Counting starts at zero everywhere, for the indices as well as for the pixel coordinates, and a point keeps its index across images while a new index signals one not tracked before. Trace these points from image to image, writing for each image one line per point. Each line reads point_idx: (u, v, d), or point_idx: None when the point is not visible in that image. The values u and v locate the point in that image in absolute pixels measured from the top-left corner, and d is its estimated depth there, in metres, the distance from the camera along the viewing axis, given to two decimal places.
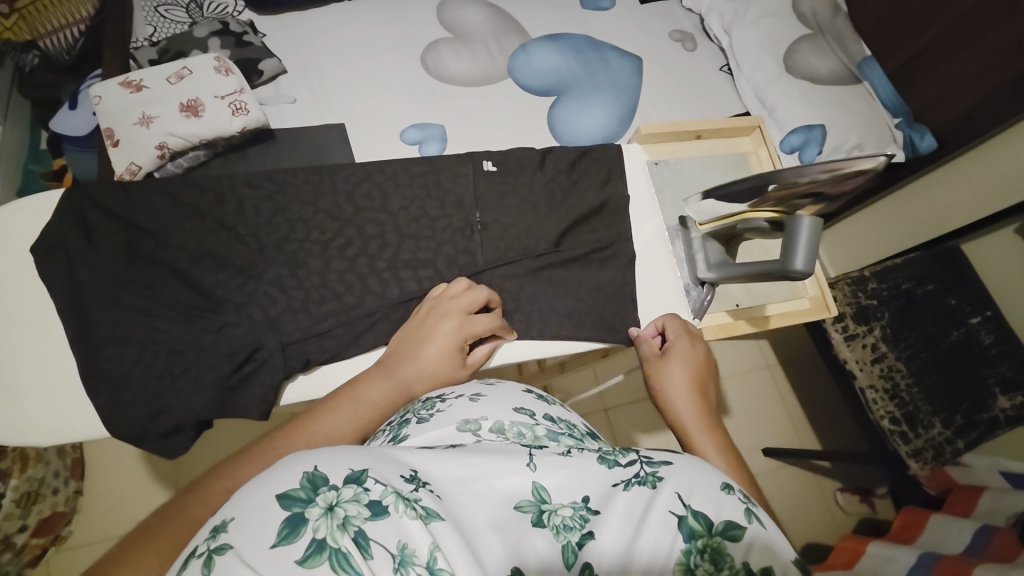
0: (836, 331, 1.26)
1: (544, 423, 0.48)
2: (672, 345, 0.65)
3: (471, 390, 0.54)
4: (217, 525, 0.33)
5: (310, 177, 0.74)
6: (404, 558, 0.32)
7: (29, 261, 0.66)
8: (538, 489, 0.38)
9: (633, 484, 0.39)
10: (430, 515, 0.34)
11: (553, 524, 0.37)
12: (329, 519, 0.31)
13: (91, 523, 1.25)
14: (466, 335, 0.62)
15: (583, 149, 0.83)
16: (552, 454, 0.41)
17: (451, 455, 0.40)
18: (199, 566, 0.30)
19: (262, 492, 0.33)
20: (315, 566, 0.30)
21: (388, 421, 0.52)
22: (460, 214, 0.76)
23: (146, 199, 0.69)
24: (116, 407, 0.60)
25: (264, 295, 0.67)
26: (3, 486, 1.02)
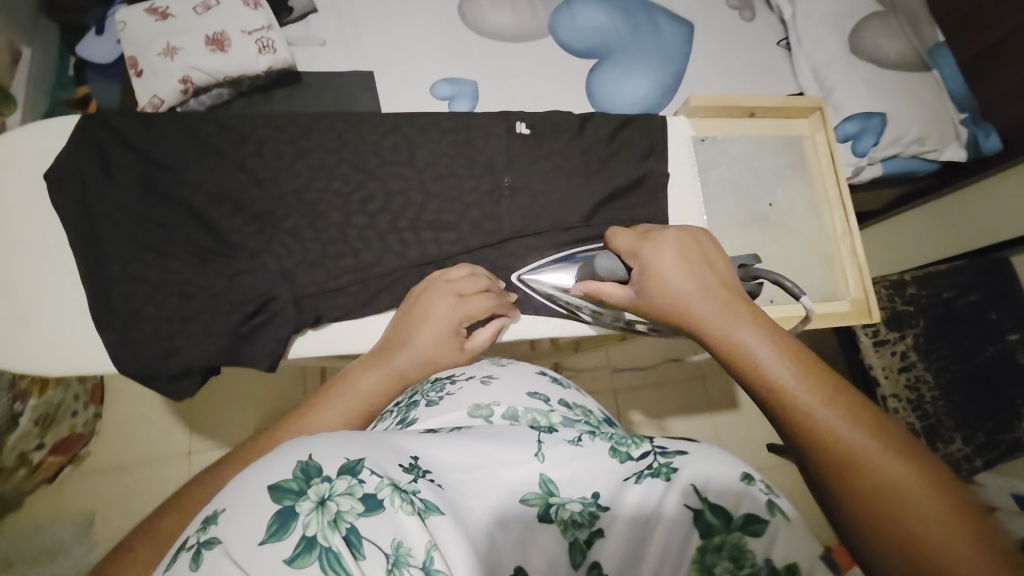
0: (866, 334, 1.24)
1: (558, 410, 0.46)
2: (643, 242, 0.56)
3: (483, 371, 0.51)
4: (207, 515, 0.31)
5: (334, 124, 0.70)
6: (399, 558, 0.29)
7: (39, 186, 0.63)
8: (546, 481, 0.36)
9: (645, 476, 0.36)
10: (428, 508, 0.32)
11: (561, 519, 0.34)
12: (322, 515, 0.30)
13: (107, 450, 1.33)
14: (460, 319, 0.59)
15: (626, 118, 0.77)
16: (563, 442, 0.39)
17: (457, 440, 0.38)
18: (188, 560, 0.29)
19: (252, 481, 0.31)
20: (304, 566, 0.28)
21: (396, 401, 0.50)
22: (489, 176, 0.71)
23: (164, 133, 0.65)
24: (124, 345, 0.59)
25: (280, 244, 0.64)
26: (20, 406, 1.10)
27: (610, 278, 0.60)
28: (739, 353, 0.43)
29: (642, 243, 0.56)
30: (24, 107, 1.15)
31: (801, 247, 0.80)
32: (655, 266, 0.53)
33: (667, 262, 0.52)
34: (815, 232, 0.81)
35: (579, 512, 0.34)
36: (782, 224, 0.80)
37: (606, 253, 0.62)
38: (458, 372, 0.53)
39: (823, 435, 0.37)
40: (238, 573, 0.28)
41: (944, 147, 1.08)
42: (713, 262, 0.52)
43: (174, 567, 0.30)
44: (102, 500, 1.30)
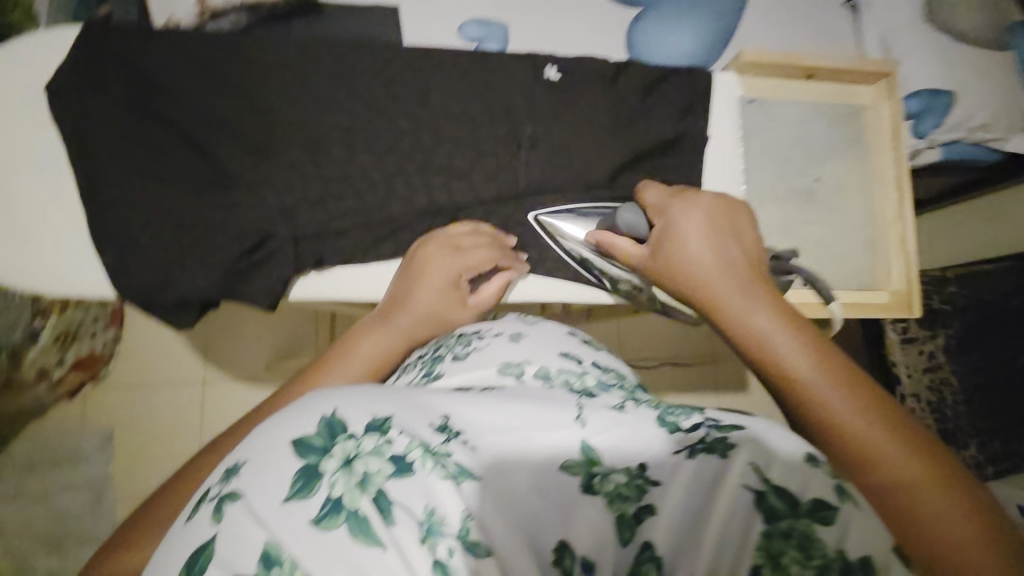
0: (894, 330, 1.17)
1: (592, 373, 0.44)
2: (674, 207, 0.54)
3: (511, 329, 0.49)
4: (229, 467, 0.32)
5: (346, 54, 0.65)
6: (432, 526, 0.30)
7: (37, 98, 0.60)
8: (588, 449, 0.34)
9: (699, 452, 0.34)
10: (461, 473, 0.32)
11: (606, 491, 0.33)
12: (348, 476, 0.30)
13: (126, 371, 1.39)
14: (459, 272, 0.58)
15: (664, 71, 0.70)
16: (605, 409, 0.37)
17: (492, 400, 0.37)
18: (210, 511, 0.30)
19: (274, 435, 0.32)
20: (331, 527, 0.29)
21: (419, 354, 0.49)
22: (508, 124, 0.66)
23: (166, 51, 0.62)
24: (121, 271, 0.57)
25: (282, 179, 0.61)
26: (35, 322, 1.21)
27: (631, 233, 0.57)
28: (754, 330, 0.41)
29: (672, 203, 0.54)
30: None
31: (844, 230, 0.73)
32: (682, 234, 0.51)
33: (695, 232, 0.50)
34: (863, 215, 0.74)
35: (624, 484, 0.32)
36: (827, 203, 0.73)
37: (631, 205, 0.59)
38: (485, 328, 0.51)
39: (814, 406, 0.36)
40: (263, 530, 0.29)
41: (1012, 134, 0.97)
42: (739, 237, 0.50)
43: (198, 514, 0.31)
44: (120, 415, 1.37)
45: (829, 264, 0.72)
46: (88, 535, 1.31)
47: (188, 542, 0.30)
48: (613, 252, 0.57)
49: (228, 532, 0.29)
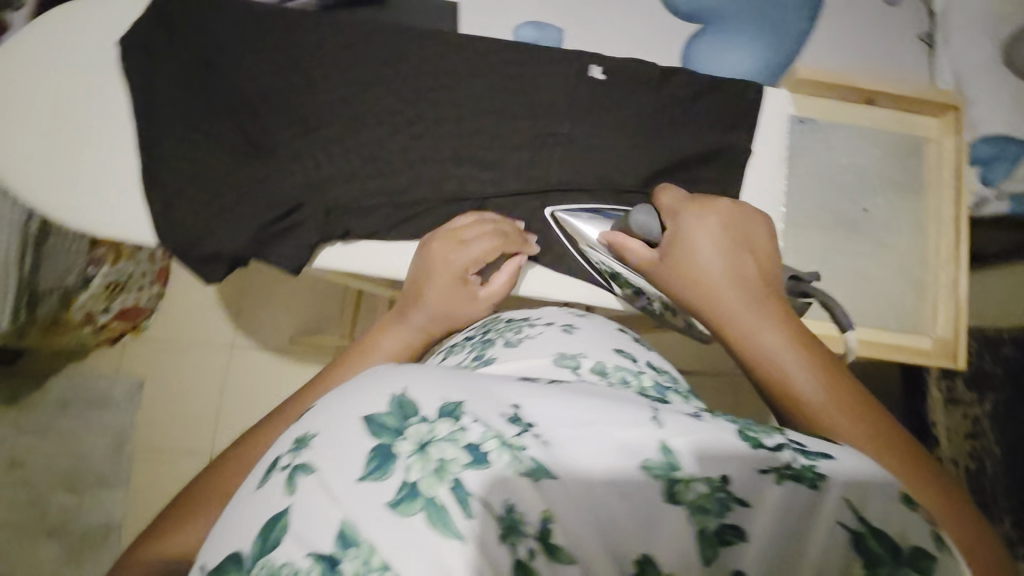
0: (939, 389, 1.11)
1: (647, 372, 0.47)
2: (685, 214, 0.54)
3: (562, 320, 0.54)
4: (300, 437, 0.33)
5: (397, 37, 0.66)
6: (513, 521, 0.29)
7: (107, 50, 0.64)
8: (667, 450, 0.31)
9: (787, 478, 0.31)
10: (538, 470, 0.31)
11: (689, 502, 0.30)
12: (423, 461, 0.30)
13: (165, 326, 1.51)
14: (464, 268, 0.58)
15: (713, 81, 0.68)
16: (681, 414, 0.35)
17: (560, 393, 0.35)
18: (282, 481, 0.31)
19: (345, 409, 0.33)
20: (407, 513, 0.29)
21: (467, 336, 0.54)
22: (546, 119, 0.66)
23: (231, 20, 0.65)
24: (163, 220, 0.60)
25: (321, 151, 0.63)
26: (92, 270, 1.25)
27: (642, 234, 0.56)
28: (767, 352, 0.44)
29: (686, 210, 0.54)
30: None
31: (890, 268, 0.70)
32: (696, 247, 0.52)
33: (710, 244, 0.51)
34: (915, 254, 0.70)
35: (707, 497, 0.30)
36: (874, 236, 0.70)
37: (645, 206, 0.57)
38: (534, 318, 0.56)
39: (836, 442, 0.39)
40: (337, 505, 0.29)
41: None
42: (755, 254, 0.52)
43: (268, 482, 0.31)
44: (150, 367, 1.49)
45: (868, 299, 0.69)
46: (110, 477, 1.43)
47: (262, 509, 0.30)
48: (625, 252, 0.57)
49: (303, 502, 0.29)
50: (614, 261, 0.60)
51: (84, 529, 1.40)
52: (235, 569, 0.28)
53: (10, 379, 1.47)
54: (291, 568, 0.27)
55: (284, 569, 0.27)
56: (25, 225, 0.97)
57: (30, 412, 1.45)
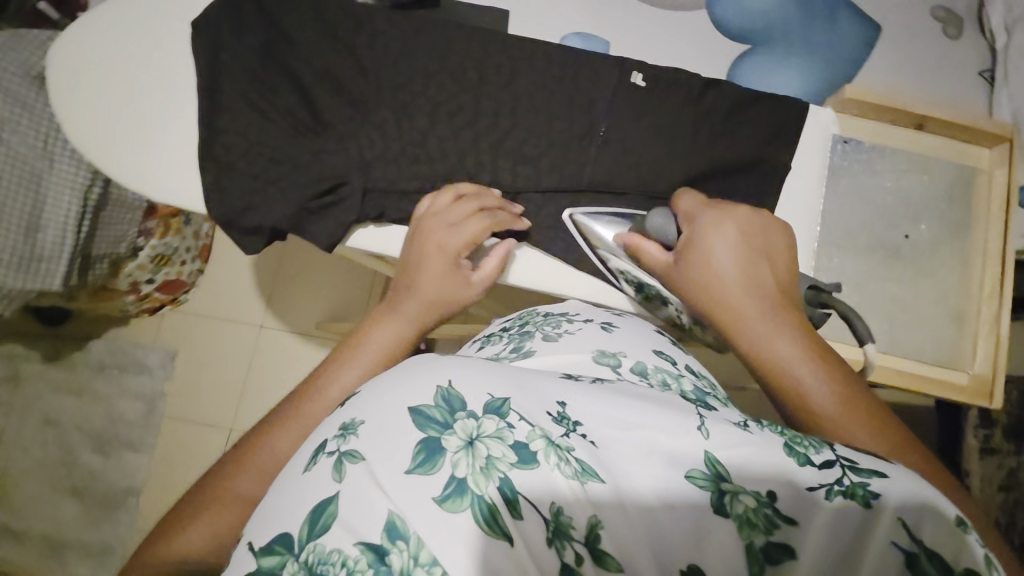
0: (975, 437, 1.07)
1: (687, 376, 0.48)
2: (700, 221, 0.55)
3: (602, 318, 0.56)
4: (346, 424, 0.36)
5: (447, 31, 0.69)
6: (560, 526, 0.33)
7: (179, 27, 0.68)
8: (712, 461, 0.35)
9: (837, 494, 0.33)
10: (584, 472, 0.34)
11: (735, 513, 0.33)
12: (471, 458, 0.33)
13: (203, 300, 1.59)
14: (457, 251, 0.59)
15: (757, 94, 0.67)
16: (728, 423, 0.38)
17: (608, 395, 0.39)
18: (330, 467, 0.34)
19: (393, 402, 0.35)
20: (455, 509, 0.32)
21: (506, 326, 0.58)
22: (585, 120, 0.67)
23: (296, 6, 0.68)
24: (215, 189, 0.64)
25: (366, 135, 0.66)
26: (144, 242, 1.29)
27: (658, 237, 0.59)
28: (778, 357, 0.46)
29: (703, 216, 0.56)
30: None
31: (926, 297, 0.69)
32: (710, 252, 0.53)
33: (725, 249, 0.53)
34: (956, 284, 0.70)
35: (755, 510, 0.32)
36: (911, 262, 0.70)
37: (663, 211, 0.60)
38: (572, 314, 0.58)
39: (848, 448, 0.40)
40: (384, 494, 0.32)
41: None
42: (771, 261, 0.53)
43: (315, 466, 0.35)
44: (183, 338, 1.56)
45: (900, 326, 0.69)
46: (137, 440, 1.50)
47: (312, 495, 0.33)
48: (639, 252, 0.59)
49: (352, 487, 0.32)
50: (630, 263, 0.61)
51: (109, 487, 1.47)
52: (287, 550, 0.31)
53: (53, 338, 1.55)
54: (341, 555, 0.30)
55: (334, 555, 0.30)
56: (85, 188, 1.03)
57: (69, 370, 1.53)
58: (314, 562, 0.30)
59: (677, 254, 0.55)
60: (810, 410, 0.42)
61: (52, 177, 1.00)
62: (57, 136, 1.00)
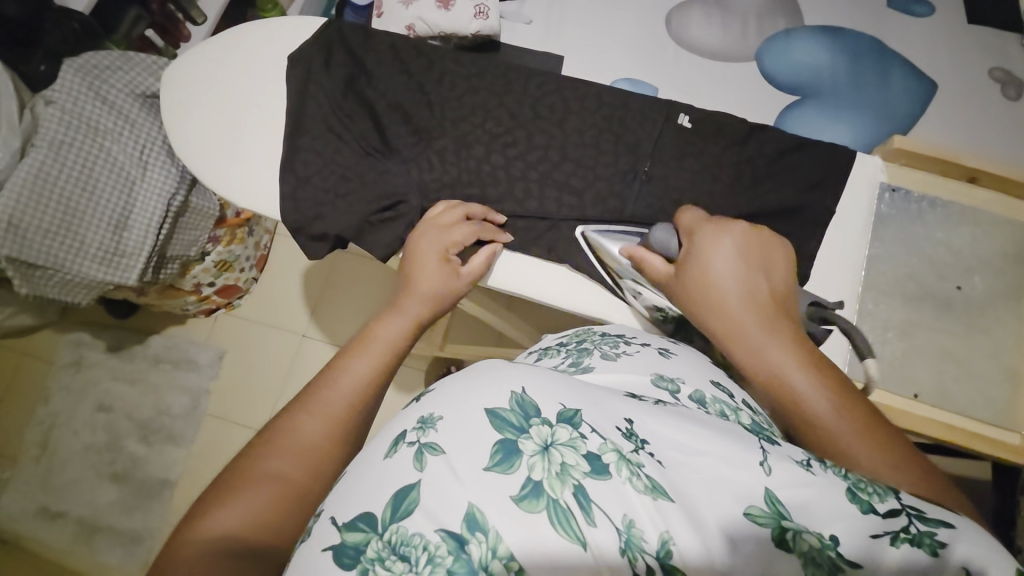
0: None
1: (745, 410, 0.48)
2: (697, 237, 0.58)
3: (659, 344, 0.58)
4: (424, 419, 0.39)
5: (507, 72, 0.75)
6: (632, 538, 0.34)
7: (277, 61, 0.78)
8: (773, 498, 0.35)
9: (902, 541, 0.33)
10: (654, 489, 0.36)
11: (800, 550, 0.33)
12: (546, 463, 0.36)
13: (254, 305, 1.70)
14: (446, 249, 0.64)
15: (801, 141, 0.70)
16: (789, 459, 0.38)
17: (670, 416, 0.41)
18: (412, 457, 0.37)
19: (471, 403, 0.39)
20: (531, 510, 0.34)
21: (561, 342, 0.60)
22: (630, 157, 0.70)
23: (377, 46, 0.77)
24: (290, 199, 0.71)
25: (427, 160, 0.72)
26: (212, 248, 1.42)
27: (660, 250, 0.61)
28: (777, 370, 0.47)
29: (699, 232, 0.58)
30: None
31: (977, 351, 0.67)
32: (710, 276, 0.54)
33: (724, 272, 0.54)
34: (1010, 341, 0.67)
35: (819, 550, 0.33)
36: (963, 316, 0.67)
37: (665, 225, 0.62)
38: (630, 336, 0.59)
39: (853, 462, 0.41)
40: (463, 486, 0.35)
41: None
42: (769, 275, 0.54)
43: (397, 454, 0.38)
44: (231, 340, 1.67)
45: (948, 379, 0.66)
46: (178, 433, 1.58)
47: (394, 482, 0.36)
48: (643, 265, 0.61)
49: (432, 476, 0.36)
50: (639, 276, 0.64)
51: (145, 475, 1.55)
52: (369, 528, 0.35)
53: (118, 330, 1.68)
54: (423, 539, 0.33)
55: (416, 538, 0.33)
56: (170, 195, 1.15)
57: (128, 360, 1.65)
58: (397, 542, 0.34)
59: (676, 269, 0.58)
60: (812, 424, 0.44)
61: (146, 183, 1.13)
62: (152, 147, 1.14)
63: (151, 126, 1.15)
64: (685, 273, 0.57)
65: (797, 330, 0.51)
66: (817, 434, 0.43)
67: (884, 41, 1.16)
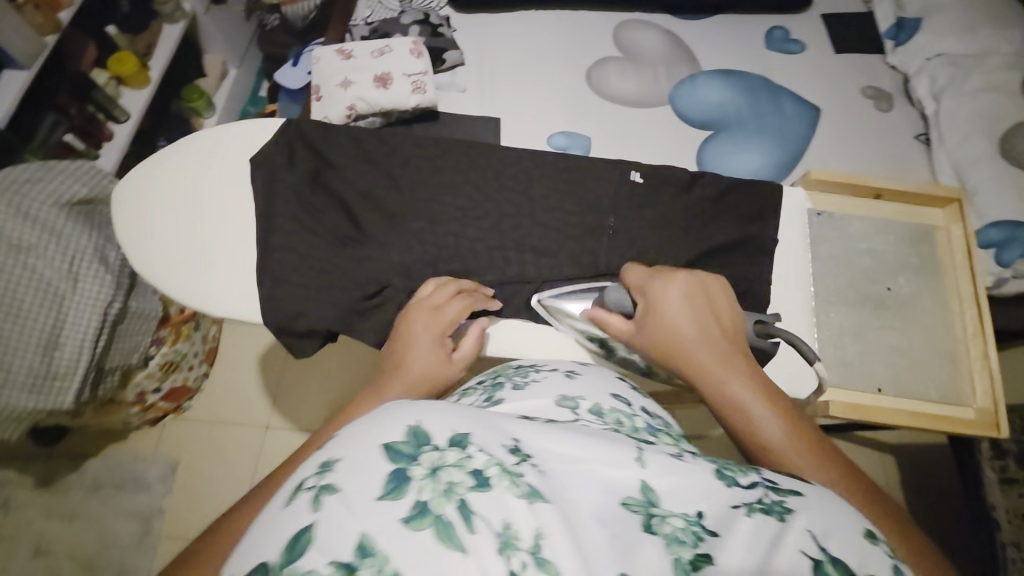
0: (992, 469, 1.11)
1: (641, 416, 0.52)
2: (654, 287, 0.62)
3: (567, 367, 0.61)
4: (325, 462, 0.38)
5: (467, 150, 0.80)
6: (508, 540, 0.34)
7: (240, 164, 0.78)
8: (647, 488, 0.38)
9: (757, 511, 0.37)
10: (533, 494, 0.36)
11: (666, 532, 0.36)
12: (433, 483, 0.35)
13: (206, 404, 1.58)
14: (442, 330, 0.64)
15: (738, 181, 0.79)
16: (665, 454, 0.41)
17: (555, 428, 0.41)
18: (308, 500, 0.36)
19: (369, 439, 0.37)
20: (417, 528, 0.33)
21: (479, 380, 0.61)
22: (594, 215, 0.76)
23: (338, 139, 0.80)
24: (269, 300, 0.70)
25: (404, 242, 0.74)
26: (155, 350, 1.33)
27: (616, 309, 0.66)
28: (736, 402, 0.52)
29: (655, 283, 0.63)
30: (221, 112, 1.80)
31: (918, 342, 0.77)
32: (669, 320, 0.59)
33: (681, 317, 0.59)
34: (942, 328, 0.78)
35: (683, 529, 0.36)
36: (898, 311, 0.78)
37: (615, 285, 0.67)
38: (541, 364, 0.63)
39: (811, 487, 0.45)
40: (353, 517, 0.34)
41: None
42: (719, 317, 0.60)
43: (295, 501, 0.36)
44: (187, 447, 1.53)
45: (901, 370, 0.75)
46: (130, 567, 1.40)
47: (286, 528, 0.35)
48: (607, 327, 0.64)
49: (328, 516, 0.34)
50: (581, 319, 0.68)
51: None
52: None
53: (50, 459, 1.50)
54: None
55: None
56: (106, 305, 1.08)
57: (63, 493, 1.46)
58: None
59: (638, 316, 0.62)
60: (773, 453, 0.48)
61: (76, 297, 1.05)
62: (83, 259, 1.06)
63: (79, 236, 1.07)
64: (647, 318, 0.61)
65: (750, 364, 0.56)
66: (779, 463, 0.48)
67: (773, 79, 1.35)
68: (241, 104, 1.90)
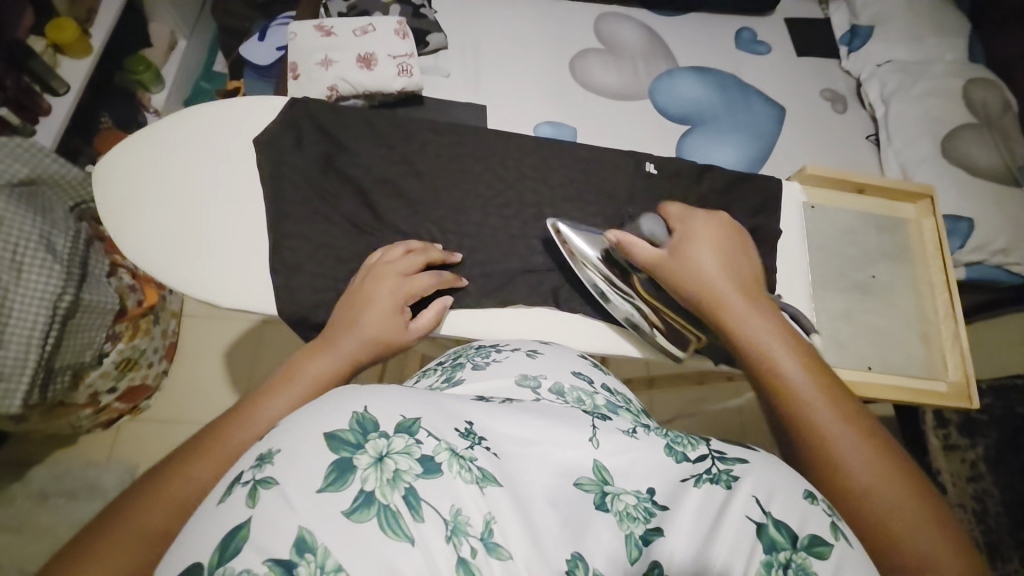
0: (937, 437, 1.29)
1: (602, 393, 0.55)
2: (695, 225, 0.68)
3: (529, 346, 0.64)
4: (262, 454, 0.38)
5: (483, 138, 0.80)
6: (458, 527, 0.36)
7: (246, 148, 0.75)
8: (600, 468, 0.42)
9: (704, 482, 0.42)
10: (484, 477, 0.39)
11: (617, 509, 0.40)
12: (379, 472, 0.36)
13: (164, 404, 1.47)
14: (404, 297, 0.65)
15: (741, 175, 0.84)
16: (617, 432, 0.45)
17: (512, 412, 0.44)
18: (245, 494, 0.35)
19: (309, 430, 0.38)
20: (361, 520, 0.34)
21: (441, 361, 0.66)
22: (613, 204, 0.79)
23: (353, 124, 0.78)
24: (286, 290, 0.68)
25: (427, 231, 0.74)
26: (110, 346, 1.22)
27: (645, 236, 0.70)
28: (758, 346, 0.58)
29: (697, 222, 0.69)
30: (170, 88, 1.67)
31: (899, 324, 0.85)
32: (701, 257, 0.65)
33: (713, 260, 0.65)
34: (917, 311, 0.87)
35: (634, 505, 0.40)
36: (882, 296, 0.86)
37: (652, 215, 0.71)
38: (502, 344, 0.65)
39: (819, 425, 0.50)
40: (296, 515, 0.34)
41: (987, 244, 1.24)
42: (752, 274, 0.66)
43: (230, 497, 0.36)
44: (147, 450, 1.42)
45: (886, 350, 0.83)
46: None
47: (223, 523, 0.35)
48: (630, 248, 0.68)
49: (265, 511, 0.34)
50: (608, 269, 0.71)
51: None
52: None
53: None
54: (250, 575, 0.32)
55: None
56: (56, 297, 0.98)
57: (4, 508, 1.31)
58: None
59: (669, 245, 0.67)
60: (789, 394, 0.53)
61: (21, 289, 0.94)
62: (22, 246, 0.94)
63: (18, 219, 0.95)
64: (679, 250, 0.66)
65: (780, 319, 0.61)
66: (794, 404, 0.52)
67: (745, 77, 1.42)
68: (192, 80, 1.77)
